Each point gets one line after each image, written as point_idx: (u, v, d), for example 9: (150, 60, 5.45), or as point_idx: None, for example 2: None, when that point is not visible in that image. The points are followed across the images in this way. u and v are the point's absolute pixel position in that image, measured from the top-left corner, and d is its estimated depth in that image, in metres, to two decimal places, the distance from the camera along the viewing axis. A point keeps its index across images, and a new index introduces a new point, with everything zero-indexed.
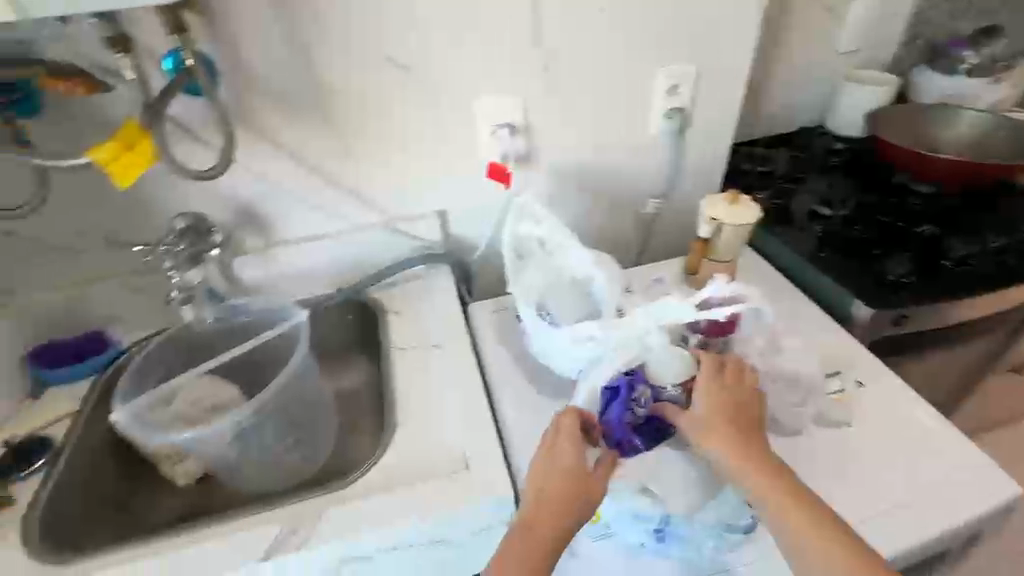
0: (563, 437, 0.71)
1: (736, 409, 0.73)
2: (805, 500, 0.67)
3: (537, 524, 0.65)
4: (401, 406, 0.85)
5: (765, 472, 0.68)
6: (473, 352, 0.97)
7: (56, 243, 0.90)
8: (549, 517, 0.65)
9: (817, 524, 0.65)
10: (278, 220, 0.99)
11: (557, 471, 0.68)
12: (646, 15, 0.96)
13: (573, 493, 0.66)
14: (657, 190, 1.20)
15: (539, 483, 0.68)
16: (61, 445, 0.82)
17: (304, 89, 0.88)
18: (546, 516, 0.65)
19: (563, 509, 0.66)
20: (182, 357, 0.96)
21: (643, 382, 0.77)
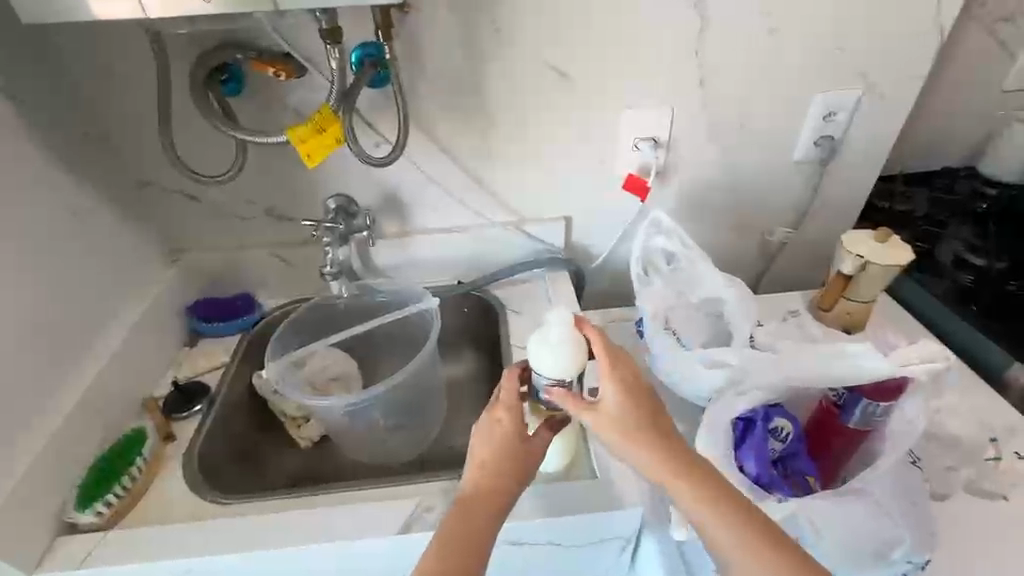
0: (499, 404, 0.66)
1: (636, 392, 0.62)
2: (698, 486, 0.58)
3: (467, 485, 0.63)
4: None
5: (706, 479, 0.58)
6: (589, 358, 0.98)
7: (225, 209, 0.99)
8: (487, 484, 0.62)
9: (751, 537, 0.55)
10: (418, 209, 1.04)
11: (510, 441, 0.64)
12: (817, 38, 0.92)
13: (486, 451, 0.64)
14: (788, 219, 1.15)
15: (478, 446, 0.65)
16: (214, 395, 0.89)
17: (468, 88, 0.91)
18: (485, 484, 0.62)
19: (499, 477, 0.63)
20: (316, 327, 1.03)
21: (781, 415, 0.74)
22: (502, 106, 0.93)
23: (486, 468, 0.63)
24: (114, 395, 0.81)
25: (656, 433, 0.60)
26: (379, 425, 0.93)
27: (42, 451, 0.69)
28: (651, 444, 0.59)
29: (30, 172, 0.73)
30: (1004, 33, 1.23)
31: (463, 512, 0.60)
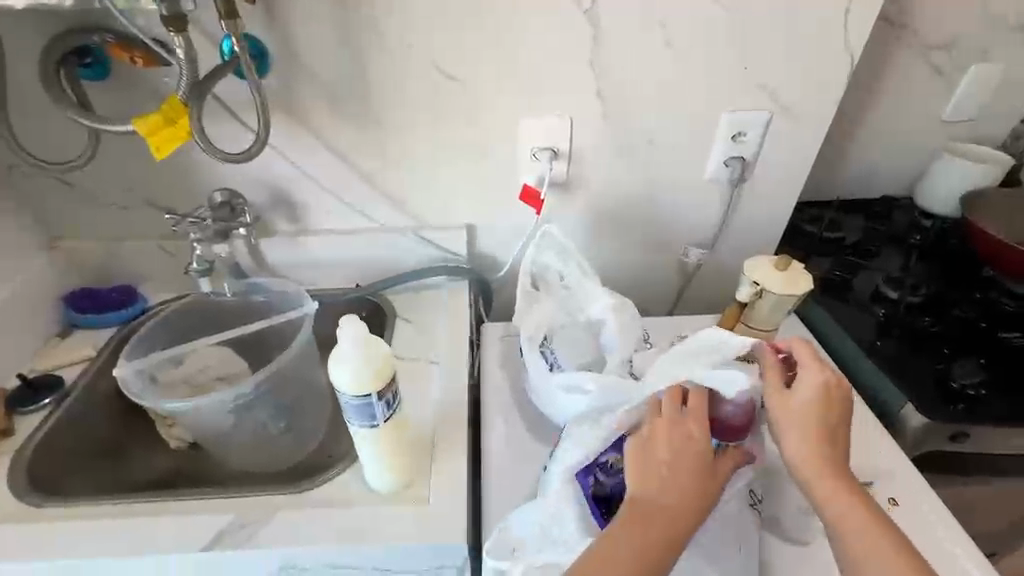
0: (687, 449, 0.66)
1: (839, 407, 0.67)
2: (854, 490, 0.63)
3: (647, 523, 0.62)
4: None
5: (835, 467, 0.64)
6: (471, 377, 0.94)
7: (106, 198, 0.96)
8: (659, 497, 0.63)
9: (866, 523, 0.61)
10: (311, 209, 1.01)
11: (675, 458, 0.66)
12: (718, 55, 0.89)
13: (698, 490, 0.64)
14: (702, 239, 1.12)
15: (665, 472, 0.65)
16: (67, 390, 0.86)
17: (352, 87, 0.88)
18: (666, 505, 0.63)
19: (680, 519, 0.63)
20: (195, 324, 0.99)
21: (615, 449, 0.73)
22: (390, 106, 0.90)
23: (688, 503, 0.63)
24: None
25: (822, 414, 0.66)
26: (253, 427, 0.90)
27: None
28: (815, 412, 0.66)
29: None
30: (940, 61, 1.19)
31: (659, 543, 0.61)
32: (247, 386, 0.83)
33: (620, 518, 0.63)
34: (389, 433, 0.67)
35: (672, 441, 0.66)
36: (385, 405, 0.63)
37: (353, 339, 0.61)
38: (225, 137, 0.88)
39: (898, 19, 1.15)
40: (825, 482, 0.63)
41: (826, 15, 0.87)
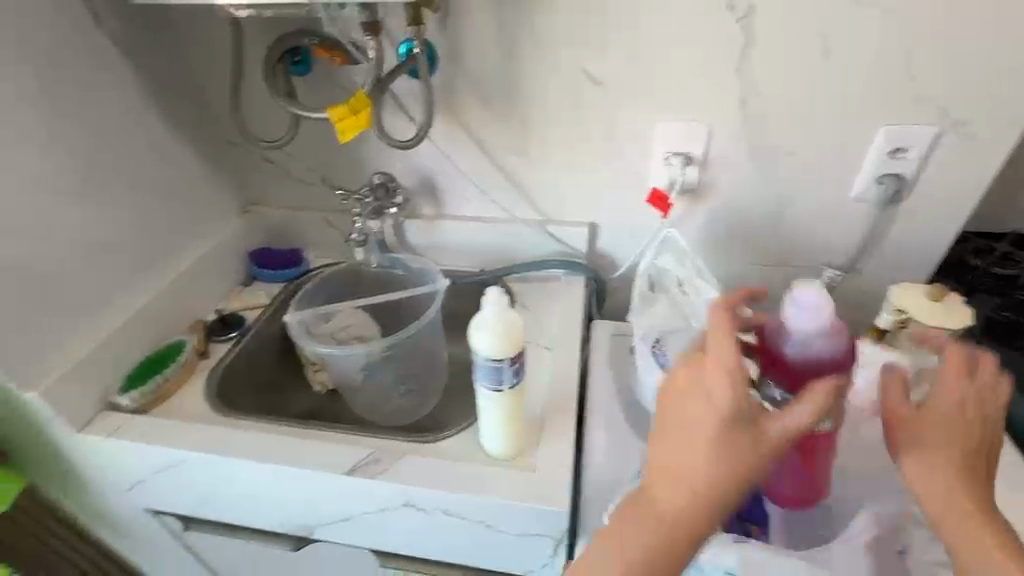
0: (715, 421, 0.56)
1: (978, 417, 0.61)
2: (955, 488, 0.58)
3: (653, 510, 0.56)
4: None
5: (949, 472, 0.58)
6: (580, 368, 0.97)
7: (290, 173, 1.14)
8: (667, 496, 0.56)
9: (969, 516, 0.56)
10: (451, 197, 1.12)
11: (682, 434, 0.57)
12: (883, 66, 0.84)
13: (714, 477, 0.55)
14: (840, 261, 1.05)
15: (676, 457, 0.57)
16: (247, 328, 1.04)
17: (503, 86, 0.96)
18: (672, 497, 0.56)
19: (685, 509, 0.55)
20: (344, 288, 1.14)
21: None
22: (536, 108, 0.97)
23: (699, 497, 0.55)
24: (167, 311, 0.98)
25: (959, 428, 0.60)
26: (381, 384, 1.02)
27: (97, 347, 0.87)
28: (953, 427, 0.60)
29: (133, 123, 0.92)
30: None
31: (655, 543, 0.55)
32: (384, 343, 0.95)
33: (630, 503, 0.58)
34: (511, 400, 0.73)
35: (690, 408, 0.58)
36: (512, 372, 0.69)
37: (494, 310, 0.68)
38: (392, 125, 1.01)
39: None
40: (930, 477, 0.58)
41: None
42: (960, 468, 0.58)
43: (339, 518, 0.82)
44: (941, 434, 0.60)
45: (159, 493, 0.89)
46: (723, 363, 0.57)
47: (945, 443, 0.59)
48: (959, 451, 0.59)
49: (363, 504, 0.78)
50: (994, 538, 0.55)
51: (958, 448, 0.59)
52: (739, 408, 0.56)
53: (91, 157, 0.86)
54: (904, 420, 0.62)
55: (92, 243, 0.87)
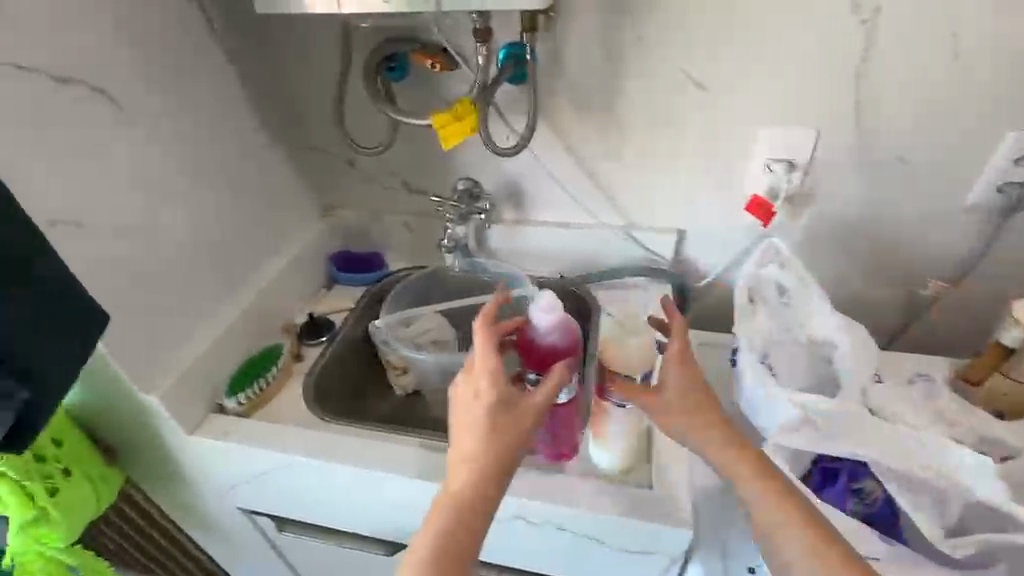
0: (517, 416, 0.61)
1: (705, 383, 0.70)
2: (782, 489, 0.63)
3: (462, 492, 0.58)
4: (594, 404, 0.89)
5: (785, 489, 0.63)
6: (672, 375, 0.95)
7: (373, 177, 1.15)
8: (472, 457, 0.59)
9: (791, 502, 0.62)
10: (535, 202, 1.11)
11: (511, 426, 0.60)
12: (1016, 68, 0.79)
13: (491, 453, 0.59)
14: (947, 273, 1.00)
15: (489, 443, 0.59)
16: (335, 331, 1.05)
17: (601, 92, 0.94)
18: (475, 485, 0.58)
19: (481, 490, 0.58)
20: (425, 292, 1.14)
21: (871, 477, 0.75)
22: (631, 113, 0.95)
23: (481, 467, 0.58)
24: (261, 313, 1.00)
25: (698, 387, 0.69)
26: None
27: (203, 348, 0.89)
28: (690, 398, 0.69)
29: (235, 128, 0.94)
30: None
31: (458, 502, 0.57)
32: None
33: (445, 499, 0.58)
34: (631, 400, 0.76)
35: (508, 413, 0.61)
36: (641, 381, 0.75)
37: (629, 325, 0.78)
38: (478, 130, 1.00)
39: None
40: (771, 495, 0.62)
41: None
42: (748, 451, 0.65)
43: None
44: (702, 408, 0.68)
45: (259, 493, 0.90)
46: (491, 358, 0.62)
47: (697, 408, 0.68)
48: (698, 416, 0.68)
49: None
50: (805, 520, 0.60)
51: (705, 418, 0.68)
52: (509, 395, 0.61)
53: (199, 162, 0.88)
54: (671, 410, 0.69)
55: (198, 246, 0.89)
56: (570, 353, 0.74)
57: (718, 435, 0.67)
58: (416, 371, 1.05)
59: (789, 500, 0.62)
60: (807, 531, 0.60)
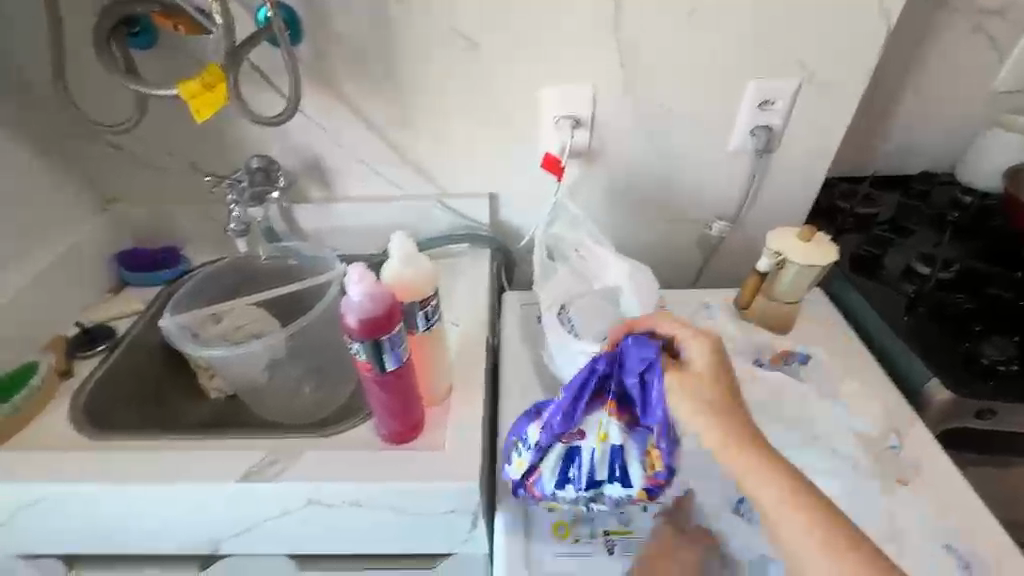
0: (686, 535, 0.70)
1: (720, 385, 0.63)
2: (788, 477, 0.58)
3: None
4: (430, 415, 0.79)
5: (787, 477, 0.58)
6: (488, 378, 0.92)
7: (151, 162, 1.02)
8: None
9: (792, 495, 0.57)
10: (340, 176, 1.05)
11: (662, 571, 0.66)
12: (746, 19, 0.88)
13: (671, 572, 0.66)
14: (727, 212, 1.11)
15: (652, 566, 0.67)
16: (119, 339, 0.93)
17: (380, 51, 0.90)
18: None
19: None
20: (234, 283, 1.04)
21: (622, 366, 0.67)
22: (418, 75, 0.93)
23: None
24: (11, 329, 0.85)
25: (729, 399, 0.63)
26: (285, 382, 0.94)
27: None
28: (707, 391, 0.63)
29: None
30: (991, 29, 1.16)
31: None
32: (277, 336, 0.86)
33: None
34: (424, 341, 0.74)
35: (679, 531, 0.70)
36: (425, 314, 0.69)
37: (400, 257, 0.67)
38: (250, 100, 0.91)
39: None
40: (779, 488, 0.57)
41: None
42: (726, 417, 0.61)
43: (241, 529, 0.76)
44: (709, 393, 0.63)
45: (27, 535, 0.78)
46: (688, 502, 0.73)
47: (716, 412, 0.62)
48: (697, 413, 0.62)
49: (267, 510, 0.73)
50: (811, 516, 0.56)
51: (727, 411, 0.61)
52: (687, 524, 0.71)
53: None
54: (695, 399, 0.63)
55: None
56: (386, 321, 0.61)
57: (722, 420, 0.61)
58: (224, 373, 0.94)
59: (798, 498, 0.56)
60: (819, 537, 0.55)
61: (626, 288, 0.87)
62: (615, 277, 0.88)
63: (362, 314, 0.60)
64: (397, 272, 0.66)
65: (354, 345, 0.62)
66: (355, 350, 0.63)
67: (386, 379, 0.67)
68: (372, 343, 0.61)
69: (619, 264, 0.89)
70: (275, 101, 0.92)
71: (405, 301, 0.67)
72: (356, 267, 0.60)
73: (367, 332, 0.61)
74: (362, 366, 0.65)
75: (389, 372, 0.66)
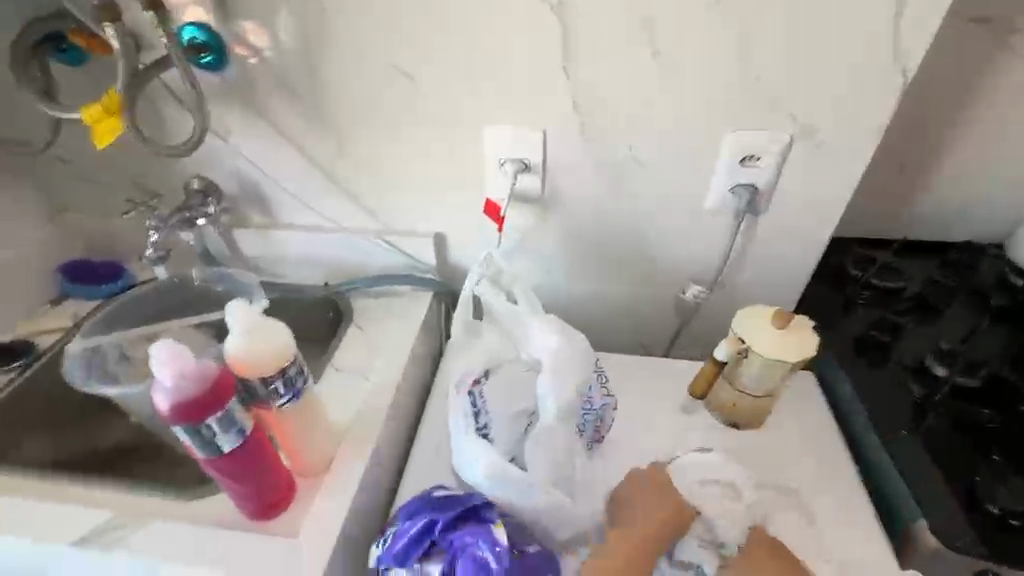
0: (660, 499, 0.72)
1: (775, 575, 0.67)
2: None
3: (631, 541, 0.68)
4: (305, 491, 0.71)
5: None
6: (397, 442, 0.83)
7: (97, 176, 1.00)
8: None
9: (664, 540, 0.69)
10: (281, 204, 0.99)
11: (653, 506, 0.71)
12: (720, 63, 0.74)
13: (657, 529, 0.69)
14: (706, 276, 0.97)
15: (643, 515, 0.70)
16: (38, 355, 0.91)
17: (312, 79, 0.83)
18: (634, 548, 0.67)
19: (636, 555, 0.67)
20: (165, 306, 0.99)
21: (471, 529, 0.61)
22: (351, 108, 0.85)
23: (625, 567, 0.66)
24: None
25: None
26: None
27: None
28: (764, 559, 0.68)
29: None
30: None
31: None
32: None
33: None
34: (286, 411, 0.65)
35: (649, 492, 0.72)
36: (273, 390, 0.60)
37: (242, 326, 0.59)
38: (162, 118, 0.86)
39: (1001, 23, 0.92)
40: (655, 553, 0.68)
41: (873, 18, 0.69)
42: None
43: None
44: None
45: None
46: (663, 482, 0.73)
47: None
48: None
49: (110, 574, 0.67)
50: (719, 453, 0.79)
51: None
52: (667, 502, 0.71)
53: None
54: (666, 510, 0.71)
55: None
56: (209, 402, 0.54)
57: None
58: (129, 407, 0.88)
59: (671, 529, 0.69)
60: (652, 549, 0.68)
61: (548, 367, 0.75)
62: (542, 352, 0.76)
63: (172, 398, 0.53)
64: (240, 346, 0.58)
65: (178, 429, 0.55)
66: (181, 434, 0.56)
67: (224, 461, 0.59)
68: (193, 428, 0.54)
69: (546, 336, 0.77)
70: (185, 118, 0.86)
71: (250, 377, 0.59)
72: (166, 347, 0.53)
73: (186, 415, 0.54)
74: (191, 448, 0.58)
75: (223, 454, 0.59)
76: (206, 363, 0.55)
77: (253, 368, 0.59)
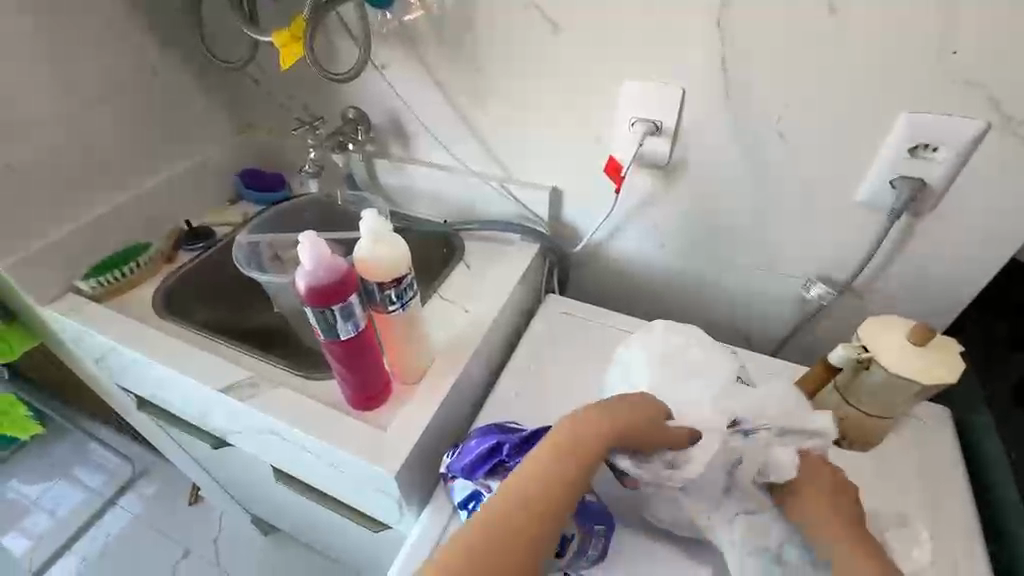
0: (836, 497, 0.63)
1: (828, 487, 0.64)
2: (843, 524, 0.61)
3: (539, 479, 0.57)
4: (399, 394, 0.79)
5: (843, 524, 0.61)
6: (483, 374, 0.89)
7: (275, 98, 1.16)
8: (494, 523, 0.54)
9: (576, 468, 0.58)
10: (417, 140, 1.07)
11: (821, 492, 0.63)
12: (906, 32, 0.64)
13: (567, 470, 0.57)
14: (837, 276, 0.87)
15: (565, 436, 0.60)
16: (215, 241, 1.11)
17: (462, 22, 0.87)
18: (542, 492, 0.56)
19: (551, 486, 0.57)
20: (313, 219, 1.14)
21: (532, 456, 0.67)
22: (493, 53, 0.88)
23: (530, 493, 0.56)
24: (142, 216, 1.08)
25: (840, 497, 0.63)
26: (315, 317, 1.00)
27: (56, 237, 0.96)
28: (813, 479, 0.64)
29: (103, 31, 0.95)
30: None
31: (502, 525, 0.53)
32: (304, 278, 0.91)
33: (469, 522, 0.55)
34: (397, 321, 0.73)
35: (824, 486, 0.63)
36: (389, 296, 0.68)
37: (371, 230, 0.66)
38: (337, 49, 0.97)
39: None
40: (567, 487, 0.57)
41: None
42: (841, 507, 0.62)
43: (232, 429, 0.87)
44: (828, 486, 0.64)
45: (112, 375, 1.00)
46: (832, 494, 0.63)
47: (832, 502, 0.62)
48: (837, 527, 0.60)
49: (244, 421, 0.82)
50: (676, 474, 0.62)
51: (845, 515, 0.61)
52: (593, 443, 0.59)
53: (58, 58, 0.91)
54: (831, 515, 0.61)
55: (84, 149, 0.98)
56: (335, 290, 0.62)
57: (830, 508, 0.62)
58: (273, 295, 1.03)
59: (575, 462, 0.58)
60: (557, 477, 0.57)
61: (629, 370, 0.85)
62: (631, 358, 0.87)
63: (309, 281, 0.62)
64: (366, 249, 0.66)
65: (308, 311, 0.65)
66: (310, 315, 0.65)
67: (341, 349, 0.68)
68: (320, 311, 0.63)
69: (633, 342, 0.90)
70: (353, 52, 0.96)
71: (370, 280, 0.67)
72: (311, 238, 0.63)
73: (317, 299, 0.63)
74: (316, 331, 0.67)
75: (341, 341, 0.68)
76: (337, 258, 0.64)
77: (380, 270, 0.66)
